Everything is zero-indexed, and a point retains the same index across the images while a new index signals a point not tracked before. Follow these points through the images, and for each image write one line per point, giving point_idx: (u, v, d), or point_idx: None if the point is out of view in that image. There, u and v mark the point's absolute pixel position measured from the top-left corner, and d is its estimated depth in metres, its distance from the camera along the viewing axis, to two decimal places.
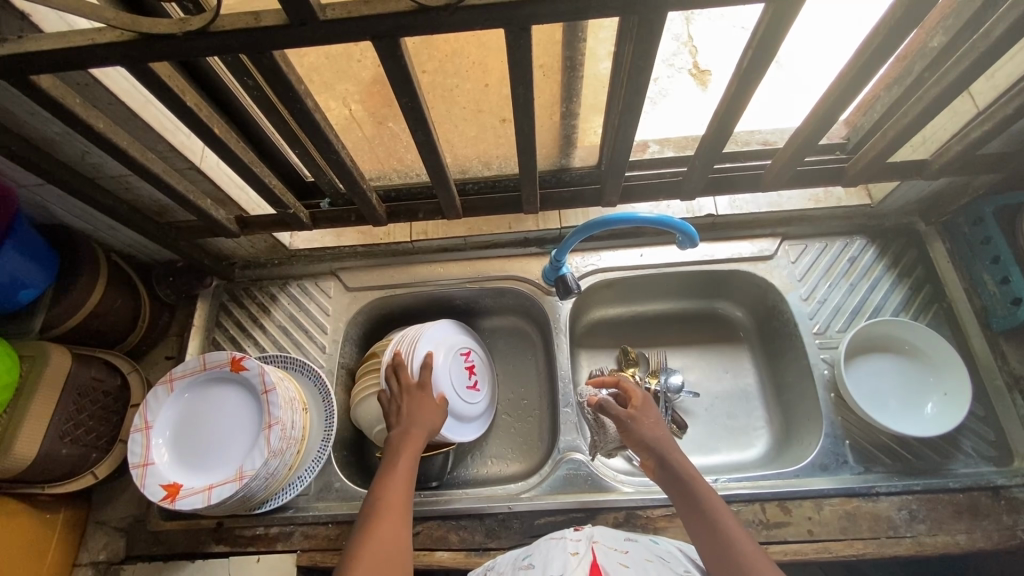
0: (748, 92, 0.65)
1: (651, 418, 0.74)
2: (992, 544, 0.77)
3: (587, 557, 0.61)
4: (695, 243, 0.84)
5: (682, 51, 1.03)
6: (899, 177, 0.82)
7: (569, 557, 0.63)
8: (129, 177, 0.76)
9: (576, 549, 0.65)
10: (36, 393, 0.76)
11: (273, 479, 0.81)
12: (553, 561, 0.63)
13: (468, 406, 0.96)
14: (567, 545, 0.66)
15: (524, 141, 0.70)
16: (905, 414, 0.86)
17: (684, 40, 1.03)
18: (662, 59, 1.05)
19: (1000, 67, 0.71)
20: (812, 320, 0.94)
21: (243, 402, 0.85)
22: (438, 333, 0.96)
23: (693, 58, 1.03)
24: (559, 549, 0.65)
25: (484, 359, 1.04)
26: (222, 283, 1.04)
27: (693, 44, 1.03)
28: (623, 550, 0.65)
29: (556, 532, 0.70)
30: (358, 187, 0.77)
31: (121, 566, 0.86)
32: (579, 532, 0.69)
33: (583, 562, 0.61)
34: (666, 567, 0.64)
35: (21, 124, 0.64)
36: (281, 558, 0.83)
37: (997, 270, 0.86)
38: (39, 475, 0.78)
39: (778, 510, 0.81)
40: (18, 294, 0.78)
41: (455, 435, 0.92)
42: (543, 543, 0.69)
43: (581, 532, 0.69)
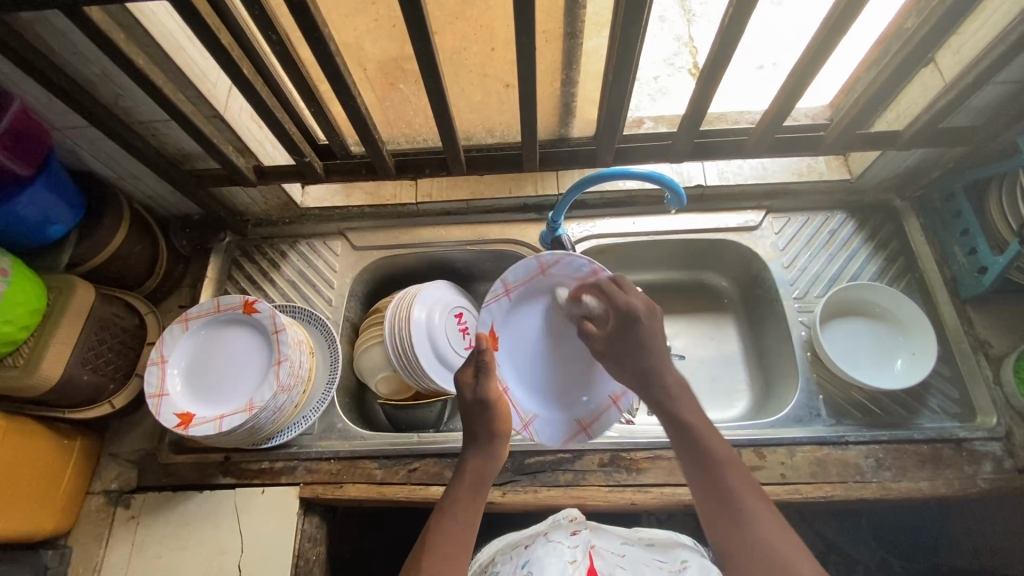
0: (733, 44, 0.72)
1: (625, 346, 0.75)
2: (953, 491, 0.83)
3: (585, 563, 0.74)
4: (683, 204, 0.89)
5: (682, 51, 1.13)
6: (873, 146, 0.88)
7: (567, 565, 0.73)
8: (158, 123, 0.82)
9: (574, 557, 0.75)
10: (62, 322, 0.81)
11: (280, 414, 0.86)
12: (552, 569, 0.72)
13: (521, 364, 0.87)
14: (565, 553, 0.75)
15: (526, 94, 0.76)
16: (876, 373, 0.92)
17: (685, 41, 1.14)
18: (663, 58, 1.14)
19: (963, 42, 0.78)
20: (793, 286, 1.00)
21: (255, 343, 0.90)
22: (571, 269, 0.84)
23: (692, 58, 1.12)
24: (558, 555, 0.74)
25: (482, 305, 0.85)
26: (235, 239, 1.09)
27: (693, 45, 1.13)
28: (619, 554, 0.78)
29: (553, 535, 0.78)
30: (371, 139, 0.83)
31: (132, 495, 0.91)
32: (574, 536, 0.78)
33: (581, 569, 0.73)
34: (658, 568, 0.76)
35: (65, 63, 0.70)
36: (284, 490, 0.88)
37: (966, 242, 0.93)
38: (61, 399, 0.83)
39: (753, 455, 0.86)
40: (47, 229, 0.83)
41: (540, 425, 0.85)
42: (539, 543, 0.77)
43: (576, 536, 0.78)
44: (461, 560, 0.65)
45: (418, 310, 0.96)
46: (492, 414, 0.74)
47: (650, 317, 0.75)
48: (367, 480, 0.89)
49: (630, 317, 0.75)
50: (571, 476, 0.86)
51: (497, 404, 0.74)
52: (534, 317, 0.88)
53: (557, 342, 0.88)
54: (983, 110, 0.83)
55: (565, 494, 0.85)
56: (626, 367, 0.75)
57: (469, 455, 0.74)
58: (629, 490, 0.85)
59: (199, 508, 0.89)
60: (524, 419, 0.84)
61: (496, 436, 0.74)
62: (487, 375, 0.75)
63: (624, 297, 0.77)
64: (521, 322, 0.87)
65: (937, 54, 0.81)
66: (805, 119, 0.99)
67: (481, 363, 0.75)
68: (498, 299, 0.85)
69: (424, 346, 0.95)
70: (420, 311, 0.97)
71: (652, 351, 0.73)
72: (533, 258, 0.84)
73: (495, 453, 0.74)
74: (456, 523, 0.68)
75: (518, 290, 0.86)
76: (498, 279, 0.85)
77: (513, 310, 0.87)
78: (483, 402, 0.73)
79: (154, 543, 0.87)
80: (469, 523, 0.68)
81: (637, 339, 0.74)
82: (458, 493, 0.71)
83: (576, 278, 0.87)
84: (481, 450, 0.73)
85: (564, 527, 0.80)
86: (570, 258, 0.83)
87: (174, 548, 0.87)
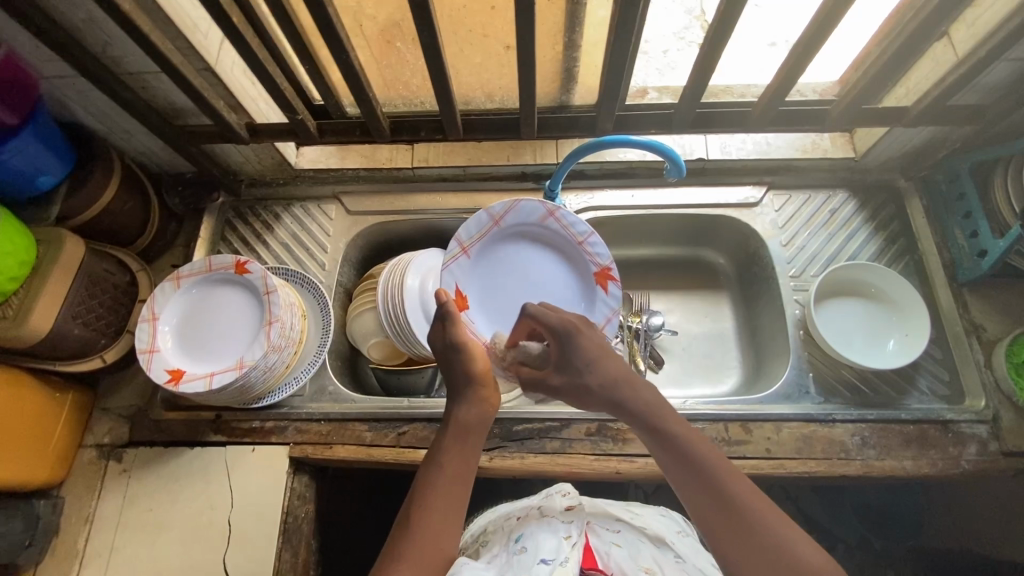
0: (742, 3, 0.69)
1: (581, 358, 0.70)
2: (936, 470, 0.83)
3: (580, 544, 0.70)
4: (682, 174, 0.88)
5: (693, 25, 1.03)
6: (878, 123, 0.86)
7: (562, 541, 0.70)
8: (149, 75, 0.80)
9: (568, 532, 0.72)
10: (52, 275, 0.81)
11: (271, 374, 0.86)
12: (546, 544, 0.69)
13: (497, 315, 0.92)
14: (560, 528, 0.72)
15: (525, 54, 0.74)
16: (869, 352, 0.92)
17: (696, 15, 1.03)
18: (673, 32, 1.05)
19: (978, 14, 0.75)
20: (790, 264, 0.99)
21: (246, 302, 0.89)
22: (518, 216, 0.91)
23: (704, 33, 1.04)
24: (551, 534, 0.71)
25: (442, 266, 0.89)
26: (228, 200, 1.08)
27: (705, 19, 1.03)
28: (613, 531, 0.74)
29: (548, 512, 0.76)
30: (365, 97, 0.81)
31: (124, 449, 0.92)
32: (570, 513, 0.76)
33: (577, 548, 0.69)
34: (651, 548, 0.72)
35: (52, 8, 0.68)
36: (274, 449, 0.89)
37: (968, 225, 0.91)
38: (52, 351, 0.83)
39: (739, 430, 0.87)
40: (36, 180, 0.82)
41: None
42: (534, 520, 0.75)
43: (573, 512, 0.75)
44: (451, 514, 0.62)
45: (410, 279, 0.95)
46: (464, 356, 0.73)
47: (582, 324, 0.73)
48: (357, 442, 0.89)
49: (565, 333, 0.71)
50: (558, 444, 0.87)
51: (469, 346, 0.74)
52: (495, 267, 0.93)
53: (534, 284, 0.94)
54: (992, 89, 0.81)
55: (552, 461, 0.86)
56: (591, 395, 0.70)
57: (453, 405, 0.71)
58: (614, 459, 0.86)
59: (190, 464, 0.90)
60: None
61: (477, 384, 0.72)
62: (452, 323, 0.76)
63: (554, 317, 0.73)
64: (487, 271, 0.93)
65: (951, 27, 0.79)
66: (812, 94, 0.96)
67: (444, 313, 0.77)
68: (458, 259, 0.90)
69: (416, 314, 0.95)
70: (412, 280, 0.96)
71: (599, 365, 0.69)
72: (484, 212, 0.90)
73: (477, 400, 0.71)
74: (442, 470, 0.65)
75: (475, 247, 0.91)
76: (455, 234, 0.90)
77: (472, 266, 0.92)
78: (454, 344, 0.75)
79: (146, 497, 0.89)
80: (459, 475, 0.65)
81: (579, 354, 0.70)
82: (441, 444, 0.68)
83: (524, 223, 0.92)
84: (464, 399, 0.71)
85: (559, 504, 0.78)
86: (518, 205, 0.91)
87: (165, 501, 0.88)
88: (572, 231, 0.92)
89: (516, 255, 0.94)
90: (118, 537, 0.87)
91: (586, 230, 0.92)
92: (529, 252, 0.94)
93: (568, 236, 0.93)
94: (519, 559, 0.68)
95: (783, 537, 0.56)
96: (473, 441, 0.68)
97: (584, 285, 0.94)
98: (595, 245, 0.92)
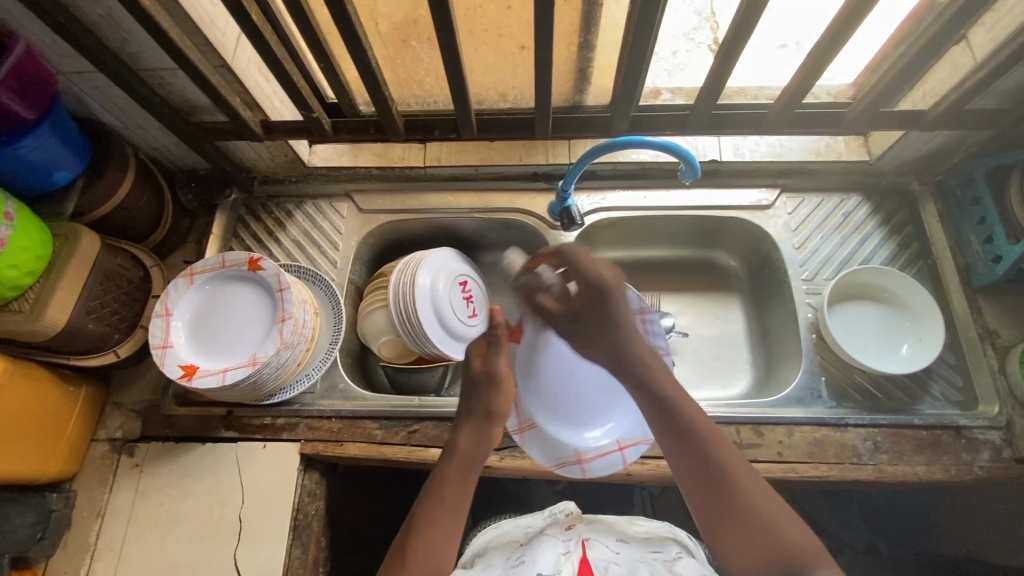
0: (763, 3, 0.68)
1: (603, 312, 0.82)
2: (949, 476, 0.83)
3: (577, 555, 0.75)
4: (698, 177, 0.88)
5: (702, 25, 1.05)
6: (894, 126, 0.85)
7: (559, 556, 0.75)
8: (165, 71, 0.80)
9: (567, 549, 0.77)
10: (68, 269, 0.81)
11: (283, 371, 0.87)
12: (543, 558, 0.74)
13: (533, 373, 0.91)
14: (559, 544, 0.77)
15: (542, 54, 0.74)
16: (881, 357, 0.92)
17: (707, 15, 1.05)
18: (682, 33, 1.07)
19: (998, 18, 0.75)
20: (802, 267, 0.99)
21: (259, 300, 0.90)
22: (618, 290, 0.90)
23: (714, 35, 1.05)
24: (550, 549, 0.76)
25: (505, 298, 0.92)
26: (241, 197, 1.08)
27: (715, 20, 1.04)
28: (613, 549, 0.78)
29: (549, 530, 0.81)
30: (381, 95, 0.82)
31: (136, 443, 0.92)
32: (569, 532, 0.81)
33: (573, 560, 0.74)
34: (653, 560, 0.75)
35: (71, 3, 0.69)
36: (285, 445, 0.90)
37: (983, 230, 0.91)
38: (67, 345, 0.84)
39: (751, 433, 0.86)
40: (53, 175, 0.82)
41: (533, 439, 0.87)
42: (535, 539, 0.80)
43: (570, 532, 0.81)
44: (448, 541, 0.66)
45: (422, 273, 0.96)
46: (497, 391, 0.80)
47: (616, 287, 0.83)
48: (368, 440, 0.90)
49: (598, 289, 0.82)
50: (569, 445, 0.87)
51: (505, 381, 0.81)
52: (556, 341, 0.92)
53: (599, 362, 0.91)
54: (1010, 93, 0.80)
55: (562, 461, 0.86)
56: (601, 345, 0.81)
57: (459, 435, 0.76)
58: (625, 460, 0.86)
59: (201, 459, 0.90)
60: (521, 424, 0.87)
61: (492, 417, 0.78)
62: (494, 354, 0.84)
63: (594, 271, 0.83)
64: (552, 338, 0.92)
65: (970, 30, 0.78)
66: (826, 97, 0.96)
67: (492, 340, 0.86)
68: (518, 301, 0.92)
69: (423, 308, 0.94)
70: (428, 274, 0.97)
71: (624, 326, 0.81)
72: None
73: (486, 435, 0.77)
74: (444, 505, 0.68)
75: None
76: (524, 277, 0.93)
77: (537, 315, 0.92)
78: (492, 378, 0.81)
79: (157, 491, 0.89)
80: (456, 508, 0.69)
81: (608, 314, 0.81)
82: (443, 477, 0.72)
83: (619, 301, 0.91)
84: (474, 429, 0.77)
85: (560, 524, 0.83)
86: None
87: (177, 496, 0.89)
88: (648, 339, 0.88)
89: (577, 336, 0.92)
90: (130, 530, 0.87)
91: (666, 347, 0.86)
92: None
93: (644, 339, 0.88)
94: (517, 570, 0.74)
95: (770, 516, 0.61)
96: (472, 473, 0.73)
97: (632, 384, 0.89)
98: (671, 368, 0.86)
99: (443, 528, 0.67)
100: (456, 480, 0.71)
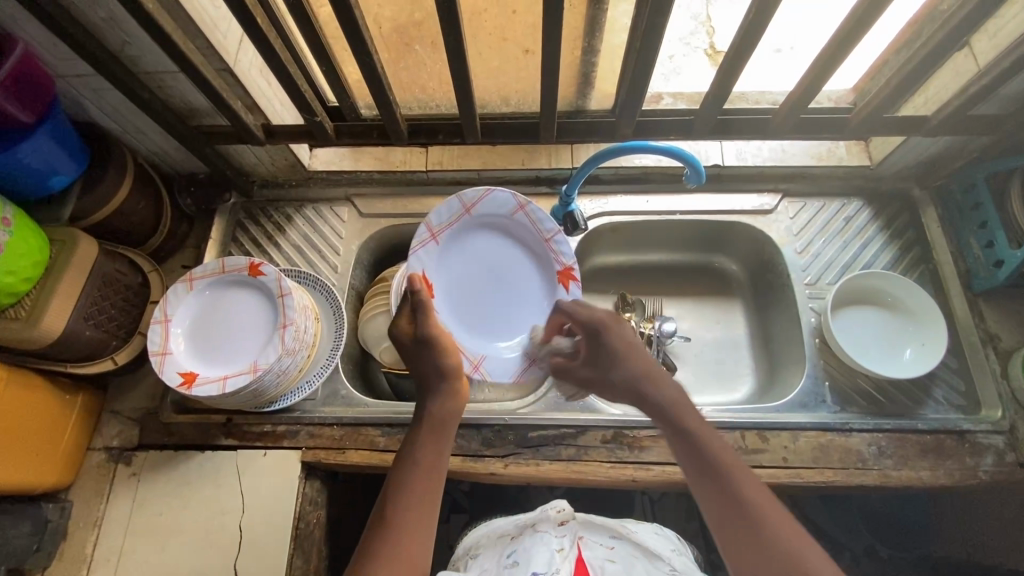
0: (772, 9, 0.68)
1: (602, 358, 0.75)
2: (953, 481, 0.83)
3: (573, 555, 0.75)
4: (702, 181, 0.87)
5: (699, 30, 1.10)
6: (896, 132, 0.86)
7: (555, 553, 0.75)
8: (166, 75, 0.79)
9: (561, 545, 0.77)
10: (65, 275, 0.80)
11: (284, 378, 0.85)
12: (539, 557, 0.74)
13: (456, 305, 0.92)
14: (553, 541, 0.77)
15: (549, 59, 0.74)
16: (885, 361, 0.92)
17: (703, 20, 1.11)
18: (680, 37, 1.11)
19: (1000, 25, 0.75)
20: (805, 272, 0.99)
21: (259, 305, 0.88)
22: (492, 205, 0.92)
23: (709, 39, 1.10)
24: (545, 546, 0.76)
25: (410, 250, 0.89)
26: (240, 201, 1.07)
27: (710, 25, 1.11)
28: (608, 547, 0.79)
29: (540, 526, 0.80)
30: (385, 100, 0.81)
31: (133, 452, 0.91)
32: (562, 527, 0.80)
33: (569, 559, 0.75)
34: (647, 563, 0.76)
35: (71, 6, 0.68)
36: (287, 453, 0.88)
37: (984, 235, 0.91)
38: (63, 353, 0.82)
39: (756, 438, 0.86)
40: (50, 180, 0.81)
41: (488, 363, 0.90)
42: (528, 535, 0.80)
43: (564, 527, 0.80)
44: (428, 504, 0.62)
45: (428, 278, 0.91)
46: (440, 352, 0.72)
47: (615, 323, 0.76)
48: (370, 447, 0.89)
49: (596, 329, 0.76)
50: (573, 451, 0.87)
51: (439, 339, 0.73)
52: (461, 258, 0.93)
53: (507, 277, 0.94)
54: (1012, 99, 0.81)
55: (566, 467, 0.86)
56: (616, 385, 0.73)
57: (425, 400, 0.70)
58: (630, 466, 0.85)
59: (200, 468, 0.89)
60: (473, 361, 0.89)
61: (445, 376, 0.71)
62: (425, 315, 0.74)
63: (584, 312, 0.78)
64: (458, 263, 0.93)
65: (973, 38, 0.79)
66: (828, 102, 0.96)
67: (418, 304, 0.74)
68: (425, 244, 0.89)
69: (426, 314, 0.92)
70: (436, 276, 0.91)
71: (623, 361, 0.73)
72: (455, 199, 0.90)
73: (451, 395, 0.71)
74: (418, 467, 0.64)
75: (445, 234, 0.91)
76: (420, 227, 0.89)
77: (442, 255, 0.92)
78: (424, 339, 0.73)
79: (156, 501, 0.88)
80: (434, 471, 0.64)
81: (607, 350, 0.74)
82: (416, 442, 0.66)
83: (495, 215, 0.93)
84: (436, 393, 0.70)
85: (552, 519, 0.81)
86: (490, 193, 0.91)
87: (175, 505, 0.87)
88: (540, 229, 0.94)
89: (477, 248, 0.94)
90: (128, 541, 0.86)
91: (554, 229, 0.93)
92: (497, 241, 0.94)
93: (537, 234, 0.94)
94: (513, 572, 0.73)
95: (794, 547, 0.55)
96: (447, 439, 0.68)
97: (542, 273, 0.95)
98: (560, 243, 0.93)
99: (419, 493, 0.62)
100: (428, 441, 0.66)
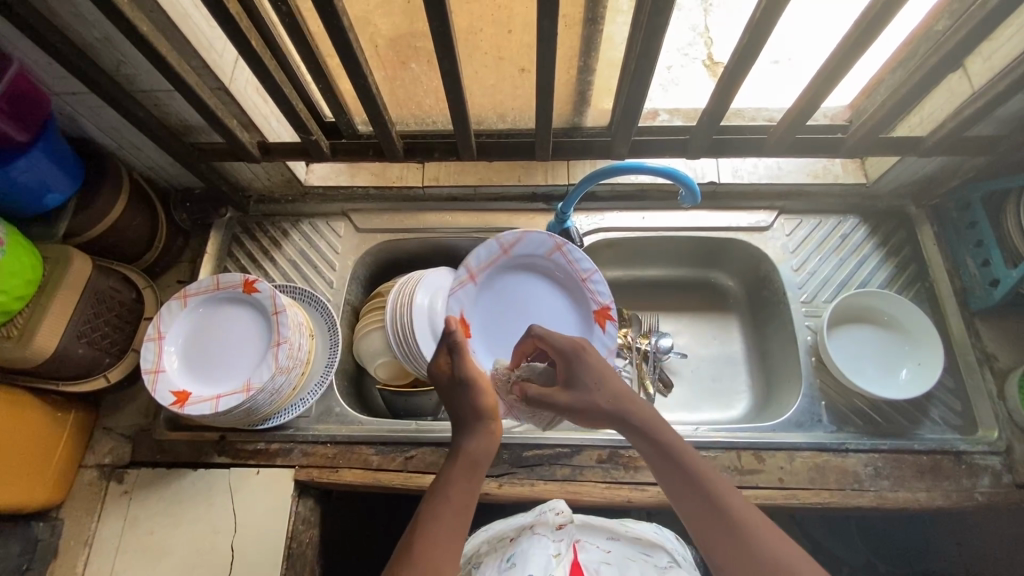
0: (767, 31, 0.68)
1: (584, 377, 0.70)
2: (950, 503, 0.82)
3: (569, 557, 0.73)
4: (697, 202, 0.88)
5: (697, 42, 1.09)
6: (892, 152, 0.86)
7: (551, 558, 0.71)
8: (162, 93, 0.79)
9: (558, 550, 0.73)
10: (58, 293, 0.79)
11: (278, 396, 0.85)
12: (536, 560, 0.70)
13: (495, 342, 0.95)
14: (550, 545, 0.73)
15: (544, 80, 0.74)
16: (881, 380, 0.92)
17: (701, 31, 1.09)
18: (676, 48, 1.10)
19: (994, 47, 0.76)
20: (801, 289, 0.99)
21: (253, 322, 0.88)
22: (529, 245, 0.94)
23: (708, 50, 1.09)
24: (542, 550, 0.72)
25: (449, 293, 0.93)
26: (236, 216, 1.07)
27: (709, 36, 1.08)
28: (604, 549, 0.78)
29: (537, 528, 0.76)
30: (381, 118, 0.81)
31: (126, 470, 0.90)
32: (560, 530, 0.77)
33: (565, 562, 0.72)
34: (643, 563, 0.75)
35: (67, 27, 0.68)
36: (280, 471, 0.88)
37: (979, 253, 0.91)
38: (55, 371, 0.82)
39: (752, 459, 0.86)
40: (44, 197, 0.81)
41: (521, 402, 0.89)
42: (525, 537, 0.76)
43: (563, 529, 0.77)
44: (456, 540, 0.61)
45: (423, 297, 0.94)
46: (481, 389, 0.71)
47: (584, 347, 0.73)
48: (364, 466, 0.88)
49: (573, 354, 0.72)
50: (568, 471, 0.86)
51: (480, 382, 0.71)
52: (500, 296, 0.97)
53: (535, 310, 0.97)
54: (1007, 120, 0.81)
55: (561, 487, 0.85)
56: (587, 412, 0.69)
57: (460, 438, 0.69)
58: (625, 487, 0.85)
59: (192, 486, 0.88)
60: (505, 404, 0.85)
61: (483, 415, 0.70)
62: (463, 356, 0.72)
63: (561, 336, 0.74)
64: (496, 299, 0.96)
65: (967, 59, 0.79)
66: (824, 120, 0.96)
67: (451, 345, 0.73)
68: (463, 286, 0.93)
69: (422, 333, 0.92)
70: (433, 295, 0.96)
71: (607, 383, 0.69)
72: (494, 240, 0.93)
73: (486, 433, 0.69)
74: (450, 504, 0.63)
75: (482, 274, 0.95)
76: (460, 265, 0.93)
77: (479, 293, 0.95)
78: (466, 378, 0.71)
79: (147, 520, 0.87)
80: (462, 507, 0.63)
81: (588, 367, 0.71)
82: (448, 478, 0.65)
83: (530, 256, 0.96)
84: (470, 431, 0.69)
85: (551, 522, 0.78)
86: (527, 234, 0.93)
87: (167, 524, 0.86)
88: (576, 268, 0.96)
89: (517, 287, 0.97)
90: (118, 560, 0.85)
91: (590, 268, 0.95)
92: (534, 281, 0.97)
93: (571, 271, 0.96)
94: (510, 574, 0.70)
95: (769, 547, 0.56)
96: (479, 476, 0.66)
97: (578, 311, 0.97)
98: (596, 283, 0.95)
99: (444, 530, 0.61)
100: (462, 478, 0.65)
